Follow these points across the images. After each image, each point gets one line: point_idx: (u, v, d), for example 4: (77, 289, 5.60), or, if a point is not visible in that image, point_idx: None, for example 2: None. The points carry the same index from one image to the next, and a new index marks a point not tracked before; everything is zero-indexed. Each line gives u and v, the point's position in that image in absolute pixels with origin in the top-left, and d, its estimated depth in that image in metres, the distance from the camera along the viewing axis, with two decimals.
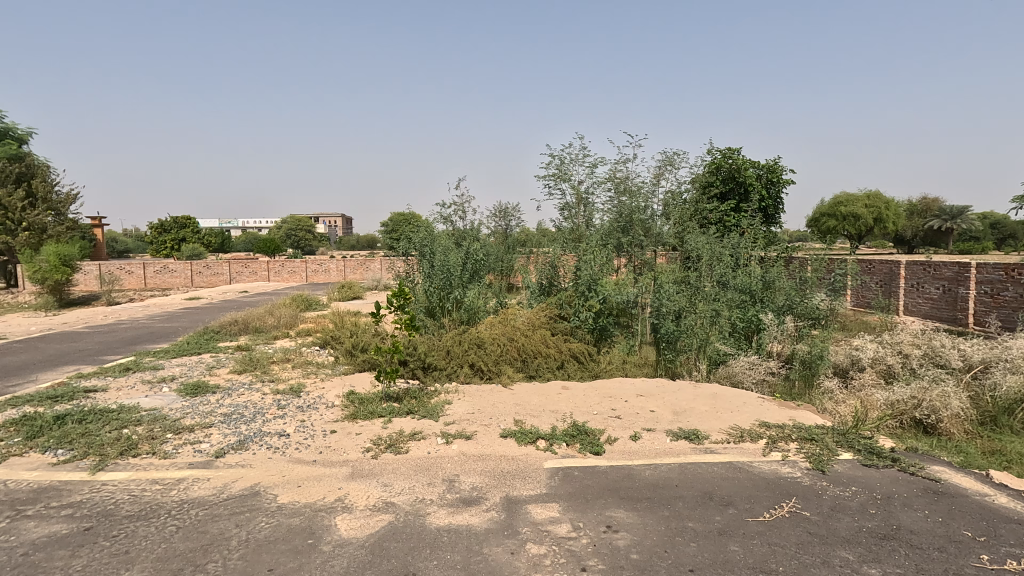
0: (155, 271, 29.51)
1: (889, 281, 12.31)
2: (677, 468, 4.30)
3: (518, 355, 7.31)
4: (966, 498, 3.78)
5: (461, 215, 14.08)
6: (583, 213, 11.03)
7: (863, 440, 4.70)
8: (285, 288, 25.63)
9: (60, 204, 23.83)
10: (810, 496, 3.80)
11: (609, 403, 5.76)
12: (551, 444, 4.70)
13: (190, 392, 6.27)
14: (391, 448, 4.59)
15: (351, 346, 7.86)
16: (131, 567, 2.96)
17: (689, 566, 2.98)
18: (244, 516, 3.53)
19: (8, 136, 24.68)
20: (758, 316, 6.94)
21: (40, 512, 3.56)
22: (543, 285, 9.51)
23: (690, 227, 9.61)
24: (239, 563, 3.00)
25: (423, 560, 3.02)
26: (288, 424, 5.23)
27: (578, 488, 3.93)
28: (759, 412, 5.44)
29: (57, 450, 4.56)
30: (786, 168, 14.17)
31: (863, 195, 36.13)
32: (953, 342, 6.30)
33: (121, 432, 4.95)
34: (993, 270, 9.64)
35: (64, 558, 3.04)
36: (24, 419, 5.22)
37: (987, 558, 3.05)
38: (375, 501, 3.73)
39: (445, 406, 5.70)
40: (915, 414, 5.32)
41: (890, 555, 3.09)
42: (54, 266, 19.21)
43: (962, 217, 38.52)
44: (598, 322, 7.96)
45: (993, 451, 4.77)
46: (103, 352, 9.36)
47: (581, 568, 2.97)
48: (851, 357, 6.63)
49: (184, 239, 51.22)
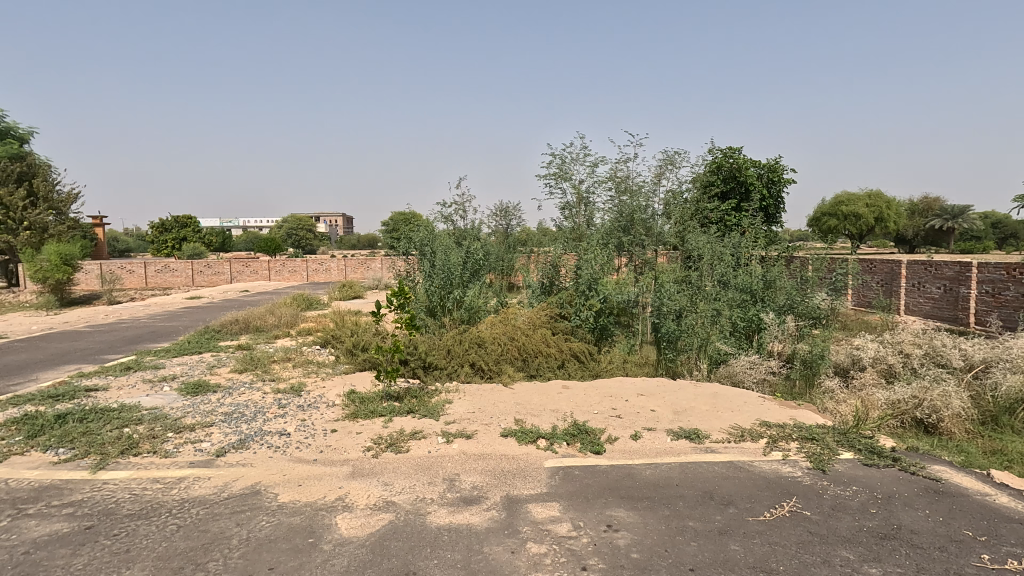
0: (157, 271, 29.54)
1: (890, 280, 12.30)
2: (677, 468, 4.30)
3: (518, 355, 7.31)
4: (967, 498, 3.77)
5: (462, 215, 14.08)
6: (583, 213, 10.99)
7: (863, 440, 4.69)
8: (285, 288, 25.50)
9: (61, 204, 23.87)
10: (811, 496, 3.79)
11: (609, 403, 5.75)
12: (551, 444, 4.69)
13: (190, 391, 6.27)
14: (391, 448, 4.59)
15: (351, 345, 7.86)
16: (131, 566, 2.96)
17: (689, 565, 2.98)
18: (244, 515, 3.53)
19: (9, 136, 24.71)
20: (759, 315, 6.94)
21: (41, 511, 3.57)
22: (544, 285, 9.52)
23: (691, 227, 9.61)
24: (239, 561, 3.00)
25: (424, 559, 3.02)
26: (288, 423, 5.23)
27: (578, 488, 3.93)
28: (760, 412, 5.43)
29: (58, 449, 4.57)
30: (787, 168, 14.17)
31: (864, 195, 36.09)
32: (954, 342, 6.30)
33: (122, 431, 4.95)
34: (995, 270, 9.62)
35: (65, 557, 3.04)
36: (24, 418, 5.22)
37: (988, 558, 3.04)
38: (375, 500, 3.73)
39: (445, 406, 5.70)
40: (916, 414, 5.31)
41: (891, 555, 3.09)
42: (55, 266, 19.23)
43: (963, 216, 38.47)
44: (598, 322, 7.95)
45: (994, 451, 4.76)
46: (103, 351, 9.36)
47: (581, 567, 2.96)
48: (852, 357, 6.62)
49: (185, 239, 51.22)
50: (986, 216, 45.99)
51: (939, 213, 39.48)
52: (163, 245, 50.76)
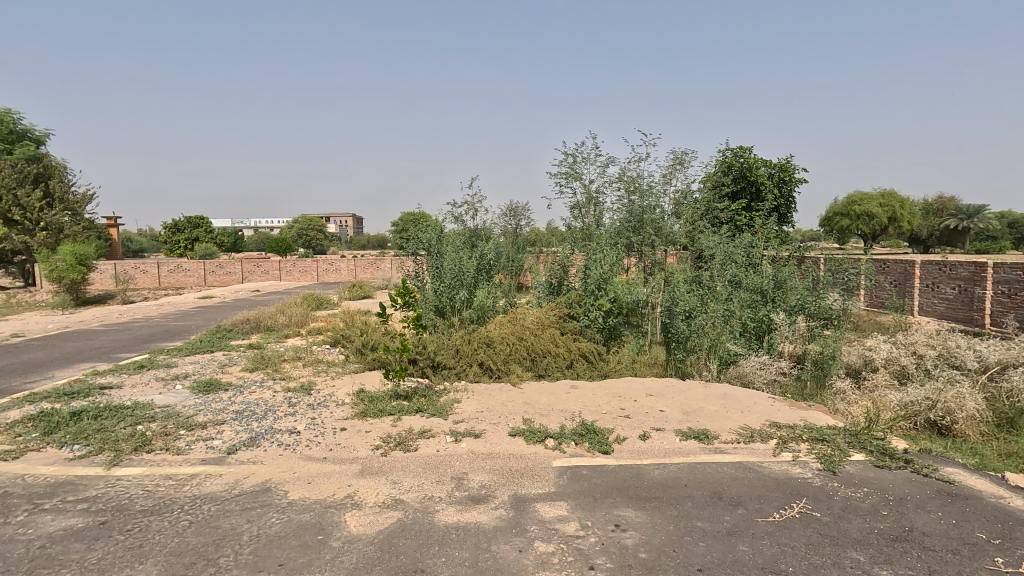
0: (169, 271, 29.86)
1: (903, 281, 12.19)
2: (687, 468, 4.28)
3: (527, 355, 7.30)
4: (981, 501, 3.72)
5: (472, 214, 14.15)
6: (593, 212, 10.85)
7: (875, 441, 4.65)
8: (297, 287, 25.85)
9: (77, 205, 24.17)
10: (821, 497, 3.77)
11: (619, 403, 5.74)
12: (560, 444, 4.70)
13: (202, 390, 6.35)
14: (401, 446, 4.62)
15: (362, 344, 7.83)
16: (145, 561, 3.00)
17: (698, 566, 2.97)
18: (256, 511, 3.57)
19: (25, 138, 25.36)
20: (769, 316, 6.89)
21: (57, 506, 3.63)
22: (553, 286, 9.59)
23: (701, 227, 9.43)
24: (250, 558, 3.03)
25: (433, 557, 3.04)
26: (299, 422, 5.28)
27: (586, 487, 3.92)
28: (770, 412, 5.41)
29: (74, 446, 4.66)
30: (799, 168, 14.06)
31: (879, 195, 35.59)
32: (970, 343, 6.23)
33: (135, 428, 5.03)
34: (1011, 270, 9.42)
35: (79, 551, 3.10)
36: (40, 416, 5.31)
37: (1002, 561, 3.00)
38: (385, 498, 3.75)
39: (453, 405, 5.71)
40: (929, 416, 5.23)
41: (902, 556, 3.06)
42: (70, 266, 19.46)
43: (980, 217, 37.94)
44: (607, 322, 7.91)
45: (1009, 453, 4.70)
46: (117, 351, 9.45)
47: (590, 566, 2.97)
48: (864, 358, 6.52)
49: (197, 239, 51.67)
50: (1003, 215, 44.95)
51: (955, 213, 39.03)
52: (176, 245, 51.45)
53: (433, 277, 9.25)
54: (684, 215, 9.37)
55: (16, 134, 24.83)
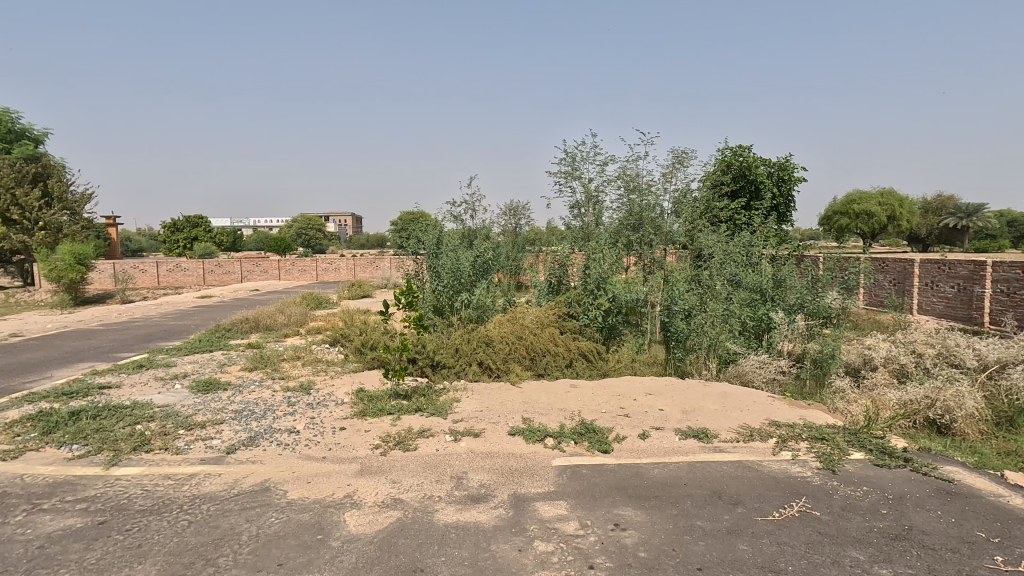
0: (167, 271, 29.79)
1: (903, 280, 12.18)
2: (686, 467, 4.28)
3: (527, 354, 7.29)
4: (980, 499, 3.72)
5: (472, 214, 14.12)
6: (593, 211, 10.84)
7: (874, 440, 4.64)
8: (296, 287, 25.39)
9: (76, 205, 24.14)
10: (821, 496, 3.76)
11: (618, 403, 5.72)
12: (559, 443, 4.70)
13: (201, 389, 6.35)
14: (401, 445, 4.62)
15: (361, 344, 7.83)
16: (144, 561, 3.00)
17: (698, 564, 2.97)
18: (255, 511, 3.57)
19: (25, 138, 25.37)
20: (769, 314, 6.89)
21: (56, 506, 3.63)
22: (552, 285, 9.58)
23: (701, 226, 9.42)
24: (249, 557, 3.03)
25: (433, 556, 3.03)
26: (298, 421, 5.28)
27: (586, 487, 3.92)
28: (770, 411, 5.39)
29: (72, 446, 4.65)
30: (798, 168, 14.05)
31: (879, 195, 35.62)
32: (968, 342, 6.23)
33: (134, 428, 5.02)
34: (1010, 270, 9.40)
35: (78, 551, 3.09)
36: (39, 415, 5.29)
37: (1001, 560, 3.00)
38: (384, 498, 3.75)
39: (453, 404, 5.71)
40: (928, 415, 5.25)
41: (902, 555, 3.06)
42: (68, 265, 19.41)
43: (980, 216, 37.87)
44: (606, 321, 7.89)
45: (1008, 451, 4.70)
46: (116, 350, 9.43)
47: (589, 566, 2.96)
48: (863, 357, 6.53)
49: (195, 238, 51.58)
50: (1004, 214, 45.07)
51: (955, 212, 38.98)
52: (174, 245, 51.36)
53: (432, 276, 9.26)
54: (683, 214, 9.38)
55: (16, 134, 24.84)
